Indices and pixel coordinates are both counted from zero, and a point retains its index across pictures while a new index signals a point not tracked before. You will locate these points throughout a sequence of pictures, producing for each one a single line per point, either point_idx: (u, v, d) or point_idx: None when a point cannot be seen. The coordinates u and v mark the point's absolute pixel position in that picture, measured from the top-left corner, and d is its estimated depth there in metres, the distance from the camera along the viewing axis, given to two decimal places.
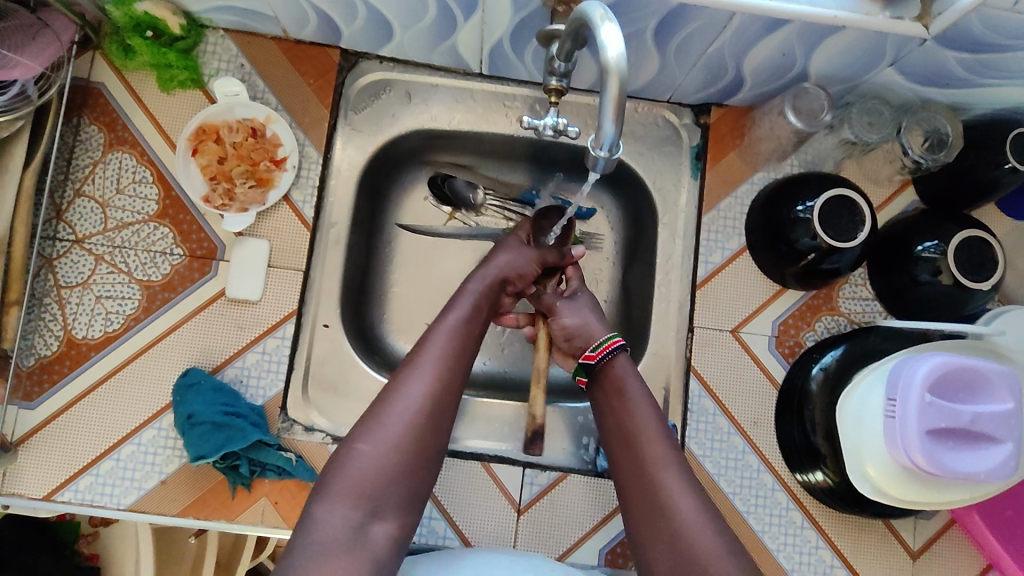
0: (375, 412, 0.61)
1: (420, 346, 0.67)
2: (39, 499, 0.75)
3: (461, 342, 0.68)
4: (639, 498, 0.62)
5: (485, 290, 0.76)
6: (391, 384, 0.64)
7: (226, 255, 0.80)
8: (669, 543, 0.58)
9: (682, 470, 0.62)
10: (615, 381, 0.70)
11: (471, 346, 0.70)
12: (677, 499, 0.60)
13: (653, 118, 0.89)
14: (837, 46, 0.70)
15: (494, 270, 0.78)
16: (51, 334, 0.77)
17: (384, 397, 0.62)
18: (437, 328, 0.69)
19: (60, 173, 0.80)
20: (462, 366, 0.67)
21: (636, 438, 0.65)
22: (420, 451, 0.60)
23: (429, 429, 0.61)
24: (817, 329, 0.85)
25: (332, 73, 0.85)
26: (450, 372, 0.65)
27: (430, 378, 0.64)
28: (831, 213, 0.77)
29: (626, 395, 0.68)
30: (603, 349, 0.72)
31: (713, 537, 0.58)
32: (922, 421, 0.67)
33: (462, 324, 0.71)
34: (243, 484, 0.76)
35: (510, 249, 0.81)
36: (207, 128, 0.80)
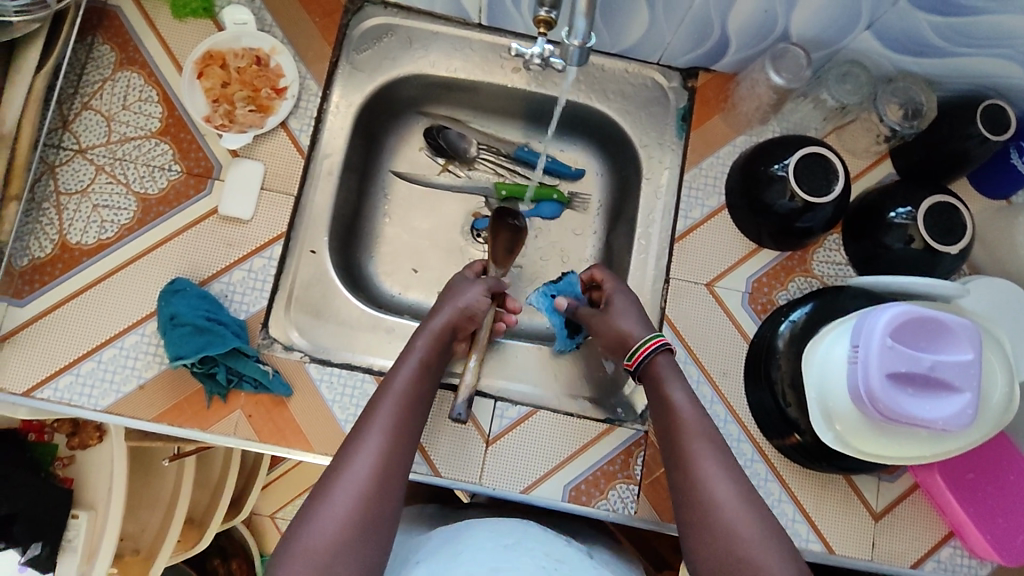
0: (322, 491, 0.63)
1: (368, 415, 0.69)
2: (19, 394, 0.77)
3: (410, 407, 0.71)
4: (686, 489, 0.66)
5: (431, 348, 0.77)
6: (340, 461, 0.65)
7: (221, 175, 0.83)
8: (709, 525, 0.63)
9: (719, 460, 0.67)
10: (659, 381, 0.75)
11: (417, 412, 0.71)
12: (715, 485, 0.65)
13: (642, 79, 0.92)
14: (815, 4, 0.74)
15: (438, 326, 0.78)
16: (46, 238, 0.80)
17: (332, 475, 0.64)
18: (385, 399, 0.70)
19: (70, 87, 0.83)
20: (409, 434, 0.69)
21: (682, 434, 0.69)
22: (371, 529, 0.62)
23: (376, 508, 0.63)
24: (790, 288, 0.87)
25: (337, 14, 0.89)
26: (393, 441, 0.67)
27: (375, 454, 0.66)
28: (807, 169, 0.79)
29: (671, 392, 0.73)
30: (642, 351, 0.76)
31: (747, 520, 0.62)
32: (882, 363, 0.68)
33: (409, 390, 0.72)
34: (219, 393, 0.77)
35: (456, 301, 0.80)
36: (214, 54, 0.84)
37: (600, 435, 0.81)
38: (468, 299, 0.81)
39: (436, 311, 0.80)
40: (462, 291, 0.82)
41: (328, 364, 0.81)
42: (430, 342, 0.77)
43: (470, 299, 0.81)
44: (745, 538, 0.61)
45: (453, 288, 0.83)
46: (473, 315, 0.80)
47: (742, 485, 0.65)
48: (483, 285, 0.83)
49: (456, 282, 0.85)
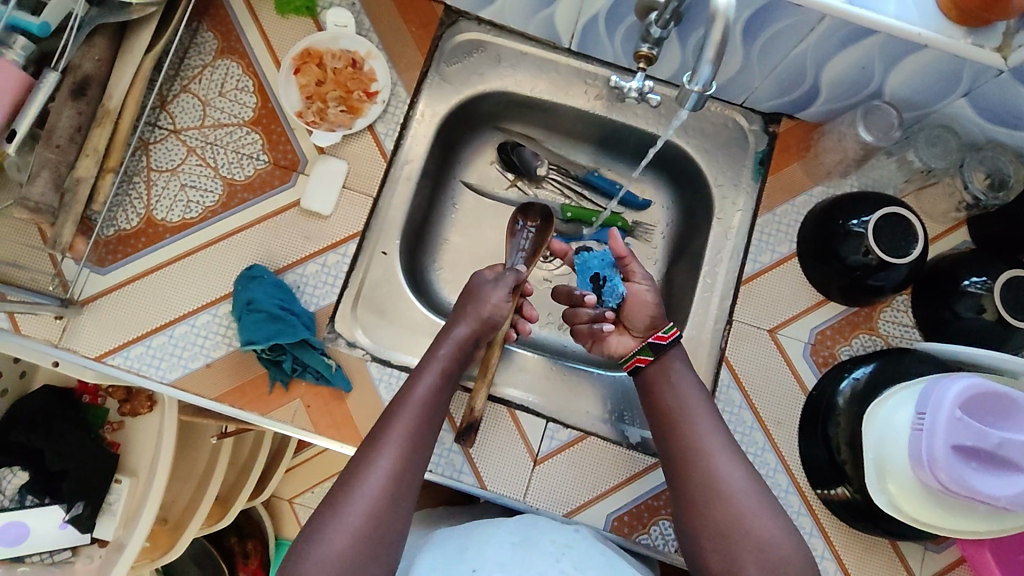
0: (335, 502, 0.64)
1: (383, 425, 0.69)
2: (92, 359, 0.79)
3: (426, 419, 0.70)
4: (688, 464, 0.70)
5: (452, 358, 0.75)
6: (352, 472, 0.66)
7: (307, 169, 0.85)
8: (718, 505, 0.67)
9: (724, 442, 0.71)
10: (666, 363, 0.77)
11: (432, 425, 0.71)
12: (723, 465, 0.69)
13: (724, 119, 0.92)
14: (916, 67, 0.74)
15: (460, 336, 0.77)
16: (134, 211, 0.82)
17: (346, 485, 0.65)
18: (402, 409, 0.69)
19: (172, 69, 0.86)
20: (423, 447, 0.68)
21: (689, 413, 0.72)
22: (381, 541, 0.63)
23: (385, 519, 0.64)
24: (852, 344, 0.86)
25: (433, 25, 0.91)
26: (407, 456, 0.67)
27: (389, 468, 0.66)
28: (886, 228, 0.79)
29: (677, 375, 0.76)
30: (675, 332, 0.76)
31: (757, 502, 0.67)
32: (949, 435, 0.66)
33: (426, 401, 0.71)
34: (282, 380, 0.79)
35: (479, 311, 0.78)
36: (312, 52, 0.86)
37: (647, 468, 0.81)
38: (491, 309, 0.78)
39: (458, 318, 0.78)
40: (486, 298, 0.79)
41: (389, 365, 0.82)
42: (450, 352, 0.75)
43: (493, 309, 0.79)
44: (751, 513, 0.66)
45: (475, 292, 0.81)
46: (492, 325, 0.79)
47: (746, 468, 0.69)
48: (508, 288, 0.80)
49: (480, 282, 0.81)
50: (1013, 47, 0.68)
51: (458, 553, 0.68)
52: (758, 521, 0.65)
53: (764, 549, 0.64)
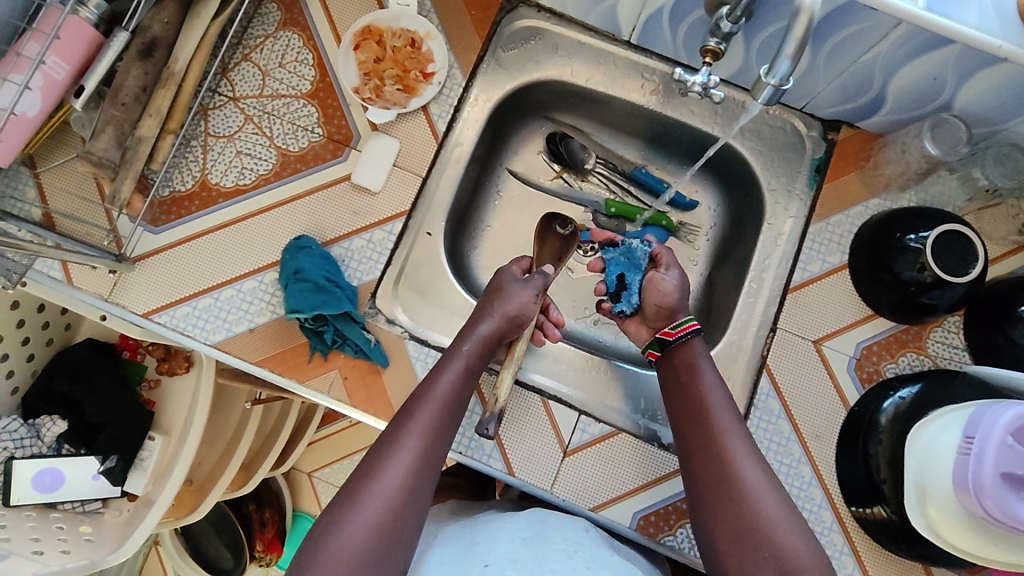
0: (354, 491, 0.63)
1: (404, 416, 0.68)
2: (139, 315, 0.81)
3: (448, 413, 0.69)
4: (704, 463, 0.66)
5: (475, 353, 0.75)
6: (371, 462, 0.65)
7: (360, 145, 0.86)
8: (734, 510, 0.62)
9: (743, 439, 0.67)
10: (684, 362, 0.75)
11: (454, 417, 0.70)
12: (740, 463, 0.65)
13: (782, 123, 0.90)
14: (992, 79, 0.71)
15: (486, 332, 0.77)
16: (189, 174, 0.84)
17: (365, 474, 0.64)
18: (424, 401, 0.69)
19: (234, 37, 0.88)
20: (444, 438, 0.68)
21: (709, 418, 0.68)
22: (399, 533, 0.62)
23: (404, 510, 0.63)
24: (899, 363, 0.84)
25: (493, 10, 0.91)
26: (428, 447, 0.66)
27: (408, 457, 0.65)
28: (945, 245, 0.77)
29: (700, 371, 0.73)
30: (682, 329, 0.77)
31: (777, 510, 0.62)
32: (998, 461, 0.64)
33: (449, 394, 0.71)
34: (321, 351, 0.80)
35: (504, 309, 0.79)
36: (373, 29, 0.87)
37: (675, 471, 0.80)
38: (518, 309, 0.79)
39: (484, 314, 0.78)
40: (513, 297, 0.80)
41: (426, 345, 0.82)
42: (474, 346, 0.75)
43: (520, 309, 0.79)
44: (770, 518, 0.61)
45: (502, 289, 0.81)
46: (518, 325, 0.79)
47: (766, 470, 0.65)
48: (535, 291, 0.81)
49: (507, 282, 0.82)
50: None
51: (469, 548, 0.68)
52: (778, 526, 0.60)
53: (782, 557, 0.59)
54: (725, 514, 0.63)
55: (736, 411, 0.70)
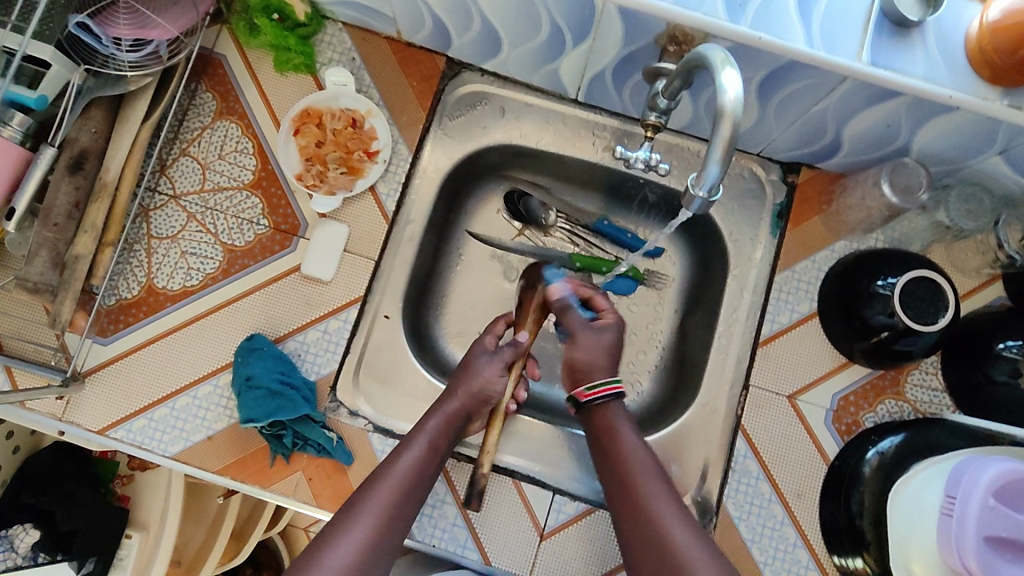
0: (297, 574, 0.58)
1: (355, 501, 0.64)
2: (94, 432, 0.79)
3: (408, 497, 0.65)
4: (637, 534, 0.63)
5: (441, 432, 0.71)
6: (318, 545, 0.61)
7: (308, 233, 0.84)
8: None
9: (671, 499, 0.64)
10: (606, 426, 0.70)
11: (412, 502, 0.66)
12: (671, 529, 0.61)
13: (740, 169, 0.88)
14: (946, 126, 0.69)
15: (452, 409, 0.73)
16: (135, 280, 0.82)
17: (310, 558, 0.59)
18: (378, 485, 0.65)
19: (171, 132, 0.85)
20: (400, 525, 0.64)
21: (632, 485, 0.65)
22: None
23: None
24: (878, 411, 0.82)
25: (435, 79, 0.88)
26: (379, 535, 0.62)
27: (357, 542, 0.61)
28: (912, 293, 0.75)
29: (615, 430, 0.69)
30: (599, 391, 0.71)
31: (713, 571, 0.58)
32: (981, 524, 0.61)
33: (409, 478, 0.66)
34: (283, 454, 0.78)
35: (471, 385, 0.74)
36: (312, 112, 0.84)
37: None
38: (484, 385, 0.74)
39: (451, 391, 0.74)
40: (477, 373, 0.75)
41: (391, 435, 0.80)
42: (439, 426, 0.71)
43: (487, 385, 0.75)
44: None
45: (468, 365, 0.77)
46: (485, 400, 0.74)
47: (703, 536, 0.61)
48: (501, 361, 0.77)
49: (474, 354, 0.78)
50: None
51: None
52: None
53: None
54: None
55: (665, 475, 0.66)
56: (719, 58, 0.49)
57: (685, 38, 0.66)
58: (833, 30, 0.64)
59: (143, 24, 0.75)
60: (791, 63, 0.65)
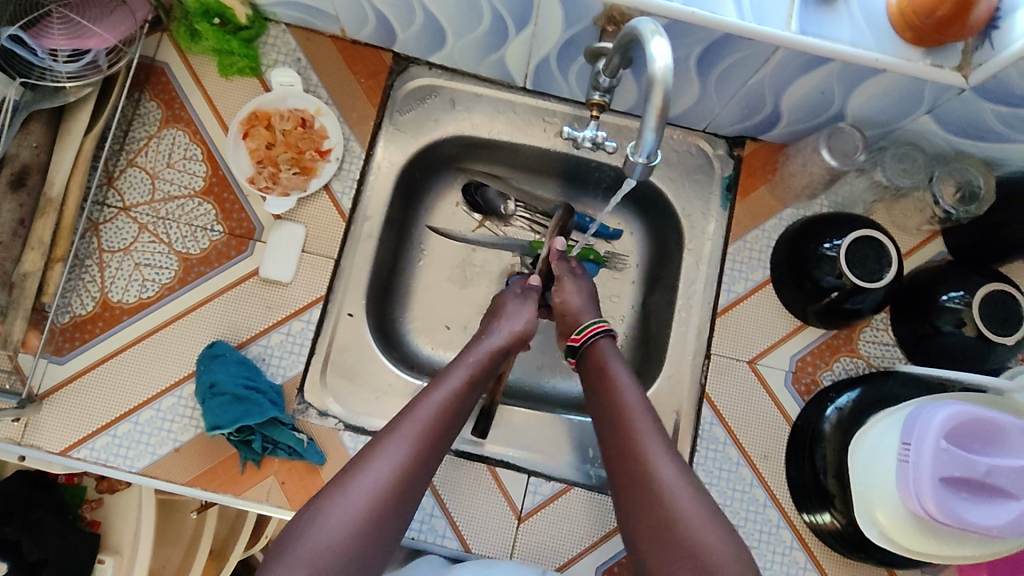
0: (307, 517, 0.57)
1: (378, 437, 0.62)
2: (56, 453, 0.77)
3: (444, 427, 0.64)
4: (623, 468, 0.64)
5: (481, 365, 0.72)
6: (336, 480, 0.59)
7: (263, 236, 0.83)
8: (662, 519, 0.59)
9: (669, 449, 0.64)
10: (595, 371, 0.73)
11: (451, 430, 0.65)
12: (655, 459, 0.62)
13: (688, 146, 0.90)
14: (875, 89, 0.72)
15: (494, 345, 0.75)
16: (88, 295, 0.80)
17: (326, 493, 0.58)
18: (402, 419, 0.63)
19: (116, 144, 0.84)
20: (431, 457, 0.62)
21: (626, 420, 0.66)
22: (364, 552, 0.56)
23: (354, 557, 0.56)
24: (834, 368, 0.85)
25: (382, 75, 0.88)
26: (416, 464, 0.61)
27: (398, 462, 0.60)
28: (858, 252, 0.77)
29: (611, 374, 0.72)
30: (587, 332, 0.77)
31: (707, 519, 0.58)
32: (935, 467, 0.64)
33: (448, 407, 0.65)
34: (253, 460, 0.77)
35: (513, 325, 0.79)
36: (259, 114, 0.84)
37: None
38: (522, 321, 0.79)
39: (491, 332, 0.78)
40: (513, 313, 0.80)
41: (362, 432, 0.80)
42: (480, 360, 0.73)
43: (522, 319, 0.79)
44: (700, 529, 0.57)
45: (502, 307, 0.81)
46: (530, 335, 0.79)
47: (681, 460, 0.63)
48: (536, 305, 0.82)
49: (508, 300, 0.82)
50: (972, 65, 0.66)
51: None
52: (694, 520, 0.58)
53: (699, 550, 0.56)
54: (646, 517, 0.60)
55: (655, 415, 0.67)
56: (648, 29, 0.51)
57: (622, 18, 0.68)
58: (762, 2, 0.66)
59: (80, 33, 0.75)
60: (726, 36, 0.67)
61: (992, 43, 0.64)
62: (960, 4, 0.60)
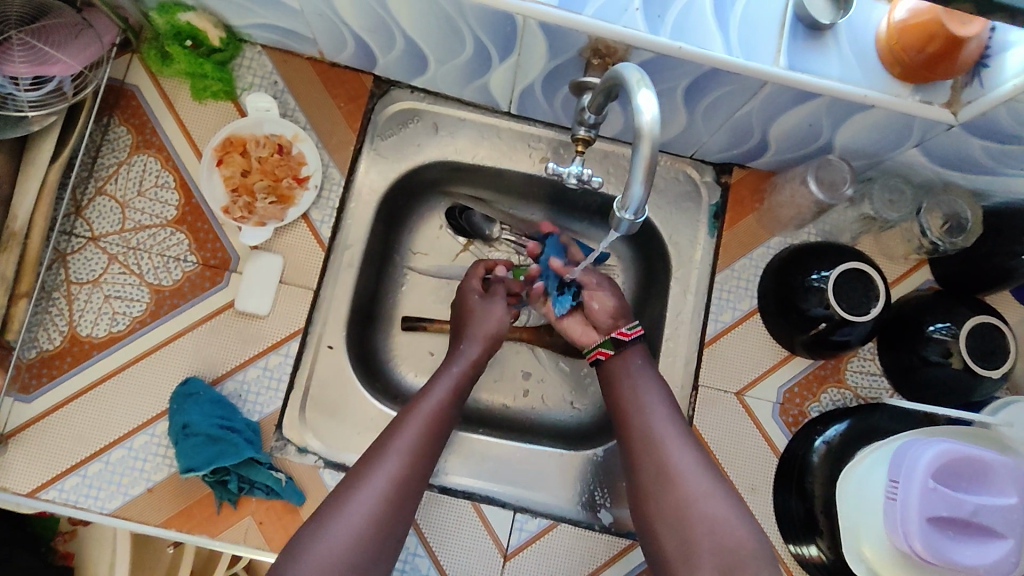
0: (337, 500, 0.63)
1: (387, 435, 0.68)
2: (22, 495, 0.74)
3: (433, 430, 0.70)
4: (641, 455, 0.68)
5: (464, 375, 0.77)
6: (360, 468, 0.66)
7: (239, 267, 0.80)
8: (673, 505, 0.64)
9: (685, 444, 0.68)
10: (618, 370, 0.76)
11: (441, 434, 0.71)
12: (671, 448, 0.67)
13: (675, 173, 0.89)
14: (863, 123, 0.71)
15: (473, 355, 0.79)
16: (56, 329, 0.77)
17: (353, 479, 0.65)
18: (412, 416, 0.70)
19: (84, 171, 0.81)
20: (427, 457, 0.69)
21: (643, 415, 0.70)
22: (376, 543, 0.62)
23: (374, 542, 0.62)
24: (822, 400, 0.85)
25: (362, 98, 0.86)
26: (413, 463, 0.67)
27: (399, 463, 0.66)
28: (845, 285, 0.76)
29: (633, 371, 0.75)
30: (636, 330, 0.77)
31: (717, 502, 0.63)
32: (923, 506, 0.64)
33: (437, 410, 0.72)
34: (229, 500, 0.75)
35: (484, 330, 0.81)
36: (235, 140, 0.81)
37: (621, 552, 0.79)
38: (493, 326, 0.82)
39: (465, 337, 0.81)
40: (486, 315, 0.83)
41: (343, 469, 0.78)
42: (463, 369, 0.77)
43: (495, 323, 0.82)
44: (708, 512, 0.62)
45: (472, 310, 0.83)
46: (497, 339, 0.82)
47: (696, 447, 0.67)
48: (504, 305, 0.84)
49: (474, 302, 0.84)
50: (962, 102, 0.65)
51: None
52: (707, 503, 0.63)
53: (711, 528, 0.61)
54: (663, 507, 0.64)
55: (673, 410, 0.71)
56: (634, 77, 0.49)
57: (608, 51, 0.66)
58: (750, 35, 0.65)
59: (42, 60, 0.71)
60: (713, 70, 0.66)
61: (982, 82, 0.63)
62: (950, 43, 0.59)
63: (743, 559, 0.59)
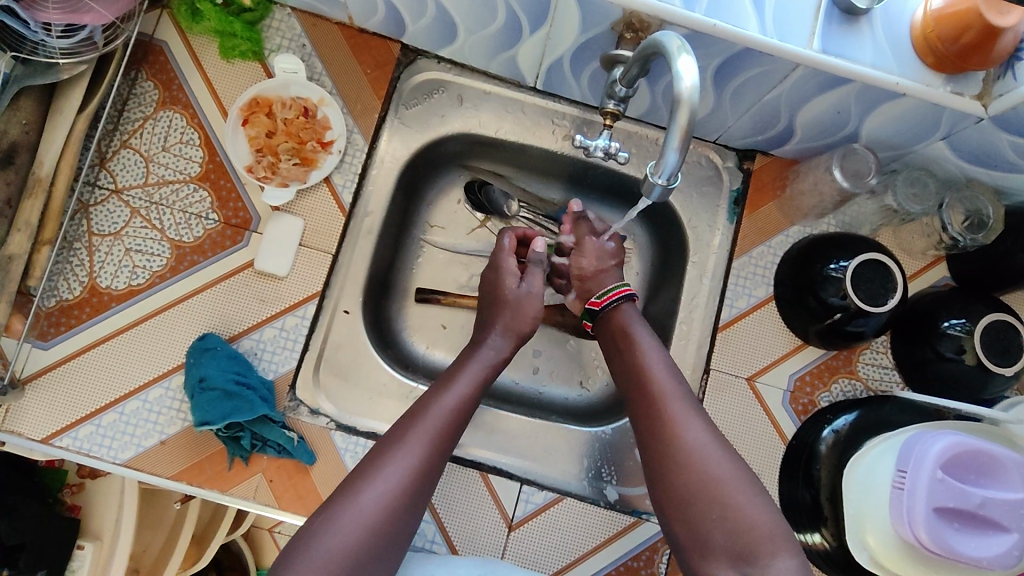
0: (352, 484, 0.62)
1: (406, 425, 0.66)
2: (37, 441, 0.75)
3: (452, 424, 0.68)
4: (648, 428, 0.68)
5: (484, 368, 0.74)
6: (376, 455, 0.64)
7: (260, 228, 0.81)
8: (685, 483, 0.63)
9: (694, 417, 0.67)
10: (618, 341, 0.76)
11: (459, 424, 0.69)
12: (684, 428, 0.65)
13: (698, 157, 0.89)
14: (892, 113, 0.71)
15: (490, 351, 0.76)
16: (76, 279, 0.78)
17: (369, 465, 0.63)
18: (430, 409, 0.68)
19: (110, 123, 0.81)
20: (447, 444, 0.67)
21: (653, 387, 0.70)
22: (394, 527, 0.61)
23: (393, 522, 0.61)
24: (832, 390, 0.85)
25: (389, 66, 0.86)
26: (434, 450, 0.65)
27: (417, 452, 0.64)
28: (865, 275, 0.76)
29: (635, 338, 0.75)
30: (611, 295, 0.79)
31: (734, 482, 0.61)
32: (930, 497, 0.63)
33: (456, 404, 0.69)
34: (241, 456, 0.76)
35: (516, 326, 0.78)
36: (261, 101, 0.81)
37: (626, 529, 0.80)
38: (523, 316, 0.79)
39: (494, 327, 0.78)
40: (519, 308, 0.79)
41: (354, 433, 0.79)
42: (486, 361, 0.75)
43: (528, 312, 0.79)
44: (726, 493, 0.60)
45: (502, 299, 0.80)
46: (529, 333, 0.80)
47: (712, 431, 0.66)
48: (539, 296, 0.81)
49: (508, 289, 0.80)
50: (993, 95, 0.65)
51: None
52: (728, 487, 0.61)
53: (729, 518, 0.59)
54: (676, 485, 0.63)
55: (681, 381, 0.71)
56: (673, 45, 0.50)
57: (641, 25, 0.66)
58: (786, 16, 0.64)
59: (75, 8, 0.70)
60: (746, 51, 0.66)
61: (1014, 74, 0.63)
62: (986, 33, 0.59)
63: (760, 546, 0.57)
